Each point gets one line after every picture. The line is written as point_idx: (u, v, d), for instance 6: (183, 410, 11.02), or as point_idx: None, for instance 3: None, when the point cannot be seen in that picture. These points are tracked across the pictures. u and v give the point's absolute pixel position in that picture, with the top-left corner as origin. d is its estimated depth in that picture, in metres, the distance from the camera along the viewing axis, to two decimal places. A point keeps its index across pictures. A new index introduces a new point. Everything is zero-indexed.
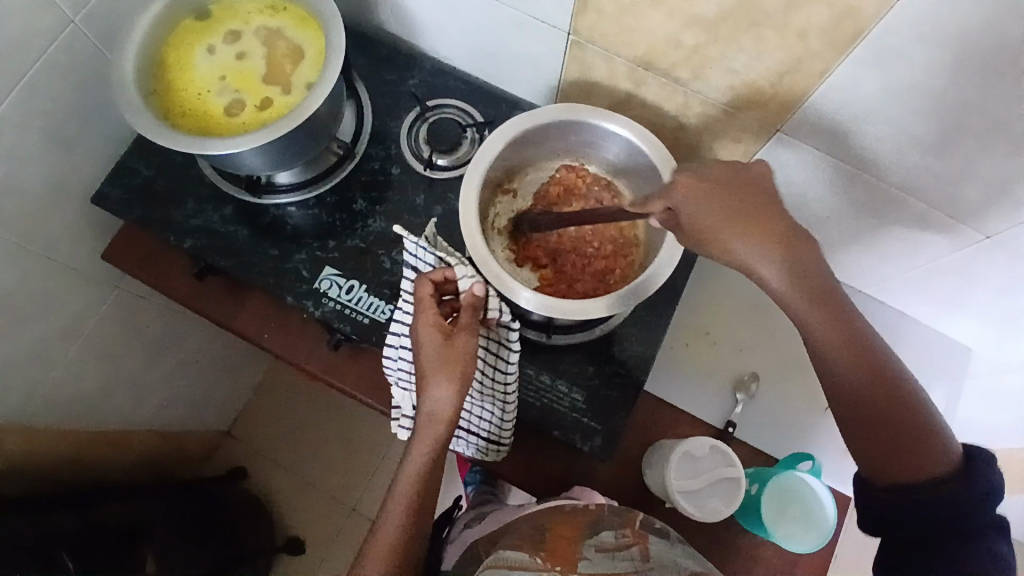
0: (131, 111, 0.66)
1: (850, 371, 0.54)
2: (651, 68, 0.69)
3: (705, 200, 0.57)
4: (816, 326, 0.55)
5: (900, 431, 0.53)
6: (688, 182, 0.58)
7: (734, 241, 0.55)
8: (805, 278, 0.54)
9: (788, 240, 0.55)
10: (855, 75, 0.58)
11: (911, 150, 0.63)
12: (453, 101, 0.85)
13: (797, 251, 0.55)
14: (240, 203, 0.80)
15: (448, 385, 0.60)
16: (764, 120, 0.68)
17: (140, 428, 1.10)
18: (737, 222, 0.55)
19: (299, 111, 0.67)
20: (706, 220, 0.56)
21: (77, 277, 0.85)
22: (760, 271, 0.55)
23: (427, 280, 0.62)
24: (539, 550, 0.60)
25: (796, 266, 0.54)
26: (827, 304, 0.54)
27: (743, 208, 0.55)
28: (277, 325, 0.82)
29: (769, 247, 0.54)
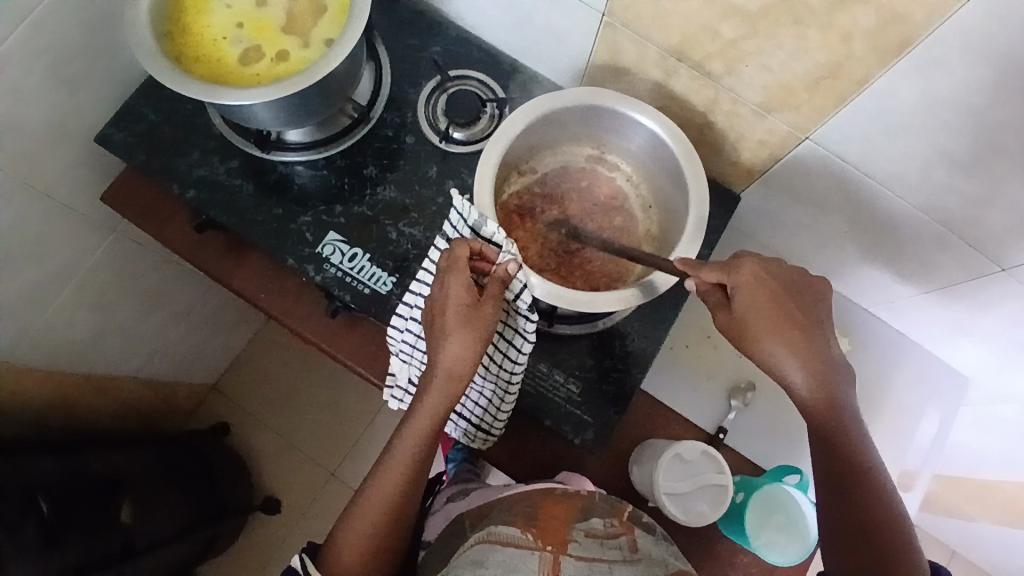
0: (143, 52, 0.63)
1: (844, 474, 0.60)
2: (683, 59, 0.67)
3: (763, 294, 0.58)
4: (829, 434, 0.60)
5: (877, 535, 0.59)
6: (754, 270, 0.59)
7: (770, 342, 0.58)
8: (823, 386, 0.59)
9: (818, 353, 0.59)
10: (895, 87, 0.56)
11: (941, 168, 0.61)
12: (476, 74, 0.82)
13: (818, 359, 0.59)
14: (247, 156, 0.78)
15: (471, 352, 0.59)
16: (794, 125, 0.66)
17: (126, 375, 1.08)
18: (782, 326, 0.58)
19: (317, 68, 0.65)
20: (755, 311, 0.58)
21: (74, 219, 0.83)
22: (788, 372, 0.59)
23: (466, 245, 0.60)
24: (531, 527, 0.60)
25: (820, 377, 0.58)
26: (841, 424, 0.59)
27: (786, 311, 0.58)
28: (275, 286, 0.80)
29: (796, 352, 0.58)
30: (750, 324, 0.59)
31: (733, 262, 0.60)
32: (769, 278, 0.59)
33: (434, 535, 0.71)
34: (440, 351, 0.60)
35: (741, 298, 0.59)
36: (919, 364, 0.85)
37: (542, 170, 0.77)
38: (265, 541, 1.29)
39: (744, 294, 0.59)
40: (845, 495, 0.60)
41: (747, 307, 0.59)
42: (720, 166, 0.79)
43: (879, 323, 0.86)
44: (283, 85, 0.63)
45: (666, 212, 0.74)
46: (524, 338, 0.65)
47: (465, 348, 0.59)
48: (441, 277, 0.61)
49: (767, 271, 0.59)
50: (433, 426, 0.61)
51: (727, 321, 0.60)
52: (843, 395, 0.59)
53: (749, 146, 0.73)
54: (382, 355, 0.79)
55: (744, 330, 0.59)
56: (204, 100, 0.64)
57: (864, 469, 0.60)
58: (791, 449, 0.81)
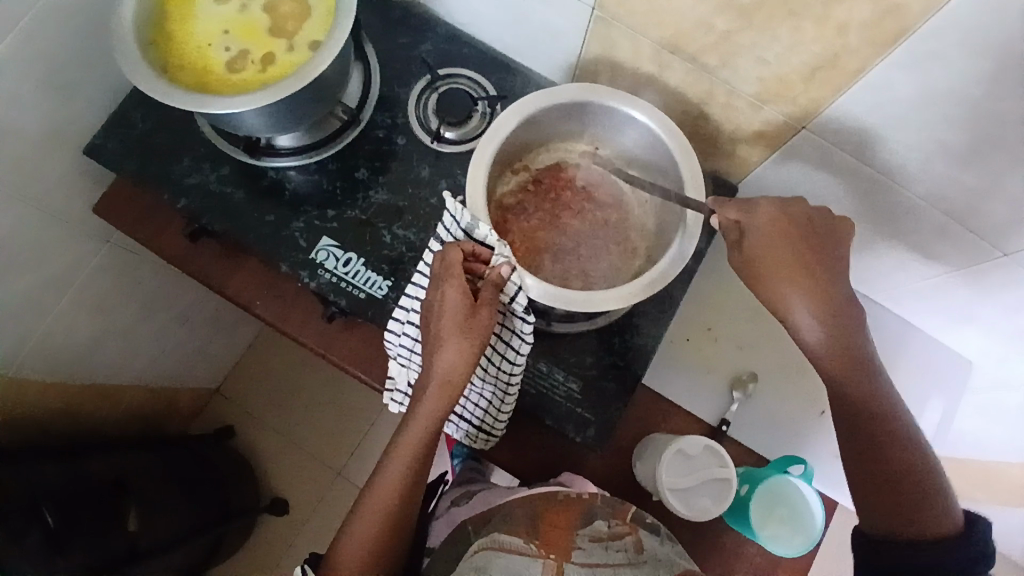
0: (132, 66, 0.62)
1: (863, 427, 0.60)
2: (677, 52, 0.66)
3: (778, 235, 0.60)
4: (847, 386, 0.60)
5: (904, 487, 0.59)
6: (770, 212, 0.61)
7: (784, 286, 0.59)
8: (839, 334, 0.59)
9: (834, 297, 0.59)
10: (892, 76, 0.55)
11: (938, 158, 0.60)
12: (467, 72, 0.81)
13: (836, 305, 0.59)
14: (239, 163, 0.77)
15: (466, 358, 0.59)
16: (790, 116, 0.65)
17: (129, 384, 1.09)
18: (795, 269, 0.59)
19: (310, 71, 0.65)
20: (768, 252, 0.60)
21: (68, 229, 0.83)
22: (799, 317, 0.60)
23: (459, 248, 0.60)
24: (533, 537, 0.61)
25: (830, 325, 0.59)
26: (860, 376, 0.59)
27: (803, 255, 0.59)
28: (271, 292, 0.80)
29: (809, 295, 0.59)
30: (763, 261, 0.60)
31: (750, 202, 0.62)
32: (787, 222, 0.60)
33: (438, 541, 0.71)
34: (437, 356, 0.59)
35: (754, 235, 0.61)
36: (922, 352, 0.85)
37: (541, 163, 0.76)
38: (274, 541, 1.30)
39: (759, 233, 0.60)
40: (866, 452, 0.60)
41: (761, 246, 0.60)
42: (716, 158, 0.78)
43: (879, 309, 0.86)
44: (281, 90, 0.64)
45: (661, 208, 0.73)
46: (522, 339, 0.65)
47: (464, 352, 0.59)
48: (437, 281, 0.61)
49: (783, 217, 0.60)
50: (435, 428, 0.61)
51: (741, 262, 0.62)
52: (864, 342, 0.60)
53: (746, 137, 0.72)
54: (380, 360, 0.79)
55: (754, 271, 0.60)
56: (200, 112, 0.63)
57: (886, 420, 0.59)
58: (793, 441, 0.81)
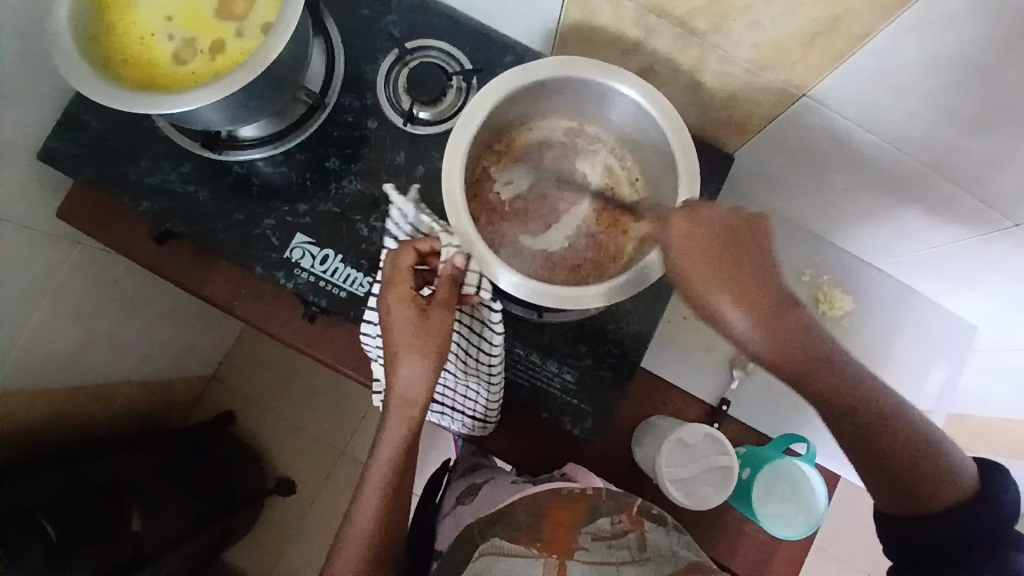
0: (73, 70, 0.56)
1: (842, 419, 0.51)
2: (663, 16, 0.60)
3: (695, 242, 0.53)
4: (810, 382, 0.51)
5: (907, 472, 0.51)
6: (682, 220, 0.54)
7: (712, 295, 0.52)
8: (779, 332, 0.50)
9: (765, 296, 0.51)
10: (900, 40, 0.50)
11: (948, 127, 0.56)
12: (437, 43, 0.75)
13: (767, 303, 0.51)
14: (201, 160, 0.72)
15: (427, 364, 0.59)
16: (789, 83, 0.60)
17: (121, 382, 1.07)
18: (722, 272, 0.52)
19: (269, 55, 0.59)
20: (686, 258, 0.53)
21: (34, 238, 0.79)
22: (732, 325, 0.51)
23: (410, 250, 0.58)
24: (534, 541, 0.59)
25: (767, 324, 0.50)
26: (815, 370, 0.50)
27: (727, 257, 0.52)
28: (250, 292, 0.76)
29: (737, 295, 0.51)
30: (685, 274, 0.53)
31: (664, 220, 0.56)
32: (699, 228, 0.53)
33: (446, 543, 0.70)
34: (397, 368, 0.60)
35: (672, 248, 0.54)
36: (926, 318, 0.82)
37: (514, 188, 0.71)
38: (284, 522, 1.31)
39: (673, 246, 0.54)
40: (851, 441, 0.52)
41: (676, 256, 0.54)
42: (710, 127, 0.73)
43: (882, 276, 0.82)
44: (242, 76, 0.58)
45: (655, 187, 0.68)
46: (493, 331, 0.63)
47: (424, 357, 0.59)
48: (385, 289, 0.59)
49: (695, 220, 0.54)
50: (409, 435, 0.62)
51: (668, 276, 0.54)
52: (806, 336, 0.51)
53: (741, 106, 0.67)
54: (369, 357, 0.76)
55: (680, 283, 0.53)
56: (155, 112, 0.58)
57: (866, 403, 0.51)
58: (794, 417, 0.79)
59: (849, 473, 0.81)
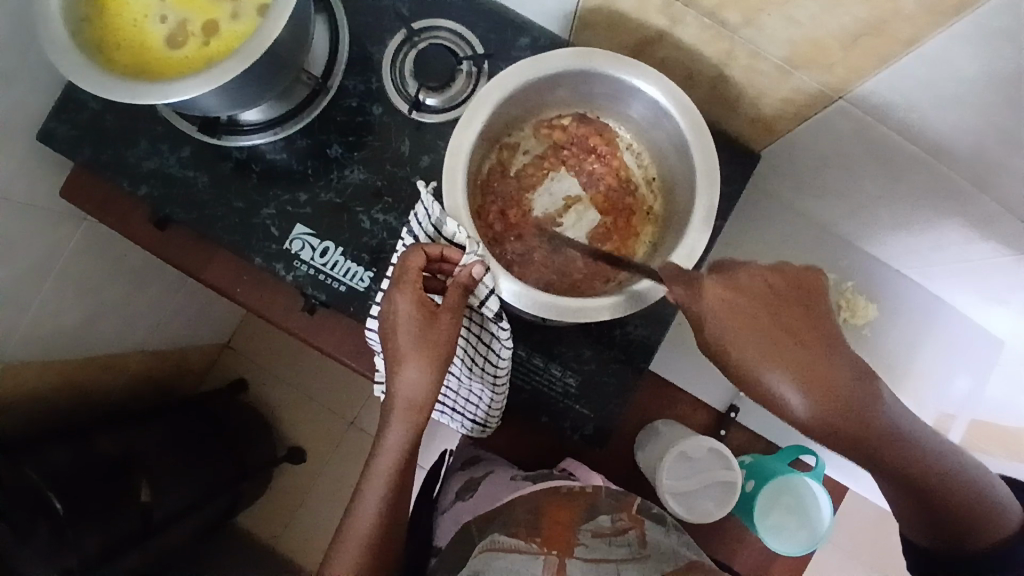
0: (60, 55, 0.54)
1: (908, 477, 0.51)
2: (690, 5, 0.55)
3: (732, 314, 0.51)
4: (873, 454, 0.50)
5: (949, 519, 0.52)
6: (717, 289, 0.52)
7: (762, 371, 0.50)
8: (834, 411, 0.49)
9: (819, 370, 0.49)
10: (954, 47, 0.44)
11: (999, 144, 0.50)
12: (447, 23, 0.70)
13: (819, 374, 0.49)
14: (200, 144, 0.70)
15: (432, 373, 0.56)
16: (825, 85, 0.55)
17: (133, 353, 1.08)
18: (765, 345, 0.50)
19: (266, 37, 0.56)
20: (733, 336, 0.51)
21: (37, 216, 0.78)
22: (787, 400, 0.50)
23: (421, 251, 0.55)
24: (534, 536, 0.58)
25: (824, 396, 0.49)
26: (876, 441, 0.49)
27: (766, 327, 0.50)
28: (251, 280, 0.75)
29: (787, 372, 0.49)
30: (729, 352, 0.51)
31: (695, 284, 0.53)
32: (738, 296, 0.52)
33: (444, 541, 0.70)
34: (399, 376, 0.56)
35: (710, 321, 0.52)
36: (953, 332, 0.77)
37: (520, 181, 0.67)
38: (293, 489, 1.34)
39: (711, 320, 0.52)
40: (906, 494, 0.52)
41: (720, 328, 0.51)
42: (736, 122, 0.68)
43: (909, 284, 0.78)
44: (239, 61, 0.55)
45: (671, 188, 0.64)
46: (500, 342, 0.62)
47: (432, 366, 0.55)
48: (391, 291, 0.56)
49: (731, 290, 0.52)
50: (411, 443, 0.58)
51: (710, 352, 0.53)
52: (863, 407, 0.49)
53: (771, 103, 0.62)
54: (368, 349, 0.75)
55: (723, 359, 0.52)
56: (146, 100, 0.55)
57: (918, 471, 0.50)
58: (803, 427, 0.77)
59: (859, 487, 0.79)
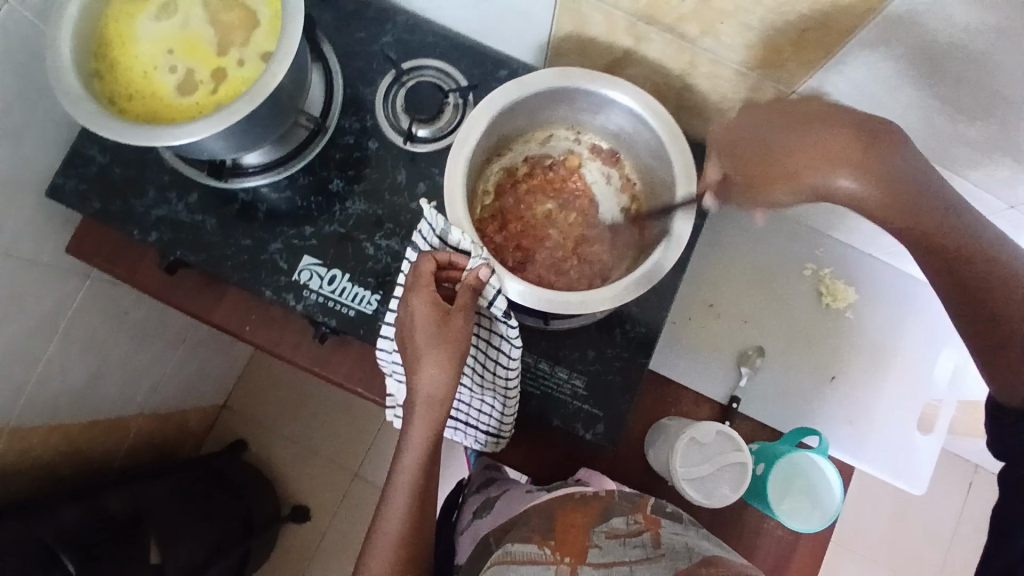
0: (78, 106, 0.57)
1: (977, 287, 0.50)
2: (653, 24, 0.61)
3: (762, 132, 0.54)
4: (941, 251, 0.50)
5: None
6: (731, 126, 0.57)
7: (810, 167, 0.51)
8: (887, 193, 0.49)
9: (866, 153, 0.50)
10: (889, 33, 0.50)
11: (942, 113, 0.56)
12: (432, 63, 0.76)
13: (871, 165, 0.50)
14: (206, 188, 0.73)
15: (450, 370, 0.58)
16: (780, 81, 0.61)
17: (134, 414, 1.07)
18: (813, 138, 0.51)
19: (270, 79, 0.60)
20: (765, 156, 0.53)
21: (43, 274, 0.80)
22: (840, 191, 0.50)
23: (430, 258, 0.59)
24: (547, 541, 0.59)
25: (881, 188, 0.50)
26: (936, 226, 0.49)
27: (816, 130, 0.51)
28: (259, 316, 0.77)
29: (844, 162, 0.50)
30: (768, 164, 0.53)
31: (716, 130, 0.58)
32: (761, 122, 0.55)
33: (464, 557, 0.71)
34: (417, 375, 0.58)
35: (740, 154, 0.55)
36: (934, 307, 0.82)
37: (502, 195, 0.73)
38: (300, 547, 1.30)
39: (743, 146, 0.55)
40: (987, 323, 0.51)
41: (753, 152, 0.54)
42: (705, 128, 0.74)
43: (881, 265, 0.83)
44: (247, 100, 0.59)
45: (653, 191, 0.69)
46: (511, 344, 0.62)
47: (450, 365, 0.58)
48: (406, 296, 0.59)
49: (762, 113, 0.55)
50: (433, 441, 0.60)
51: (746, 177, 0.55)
52: (921, 194, 0.49)
53: (735, 105, 0.68)
54: (378, 374, 0.77)
55: (759, 177, 0.54)
56: (160, 143, 0.59)
57: (971, 258, 0.49)
58: (805, 412, 0.80)
59: (868, 466, 0.80)
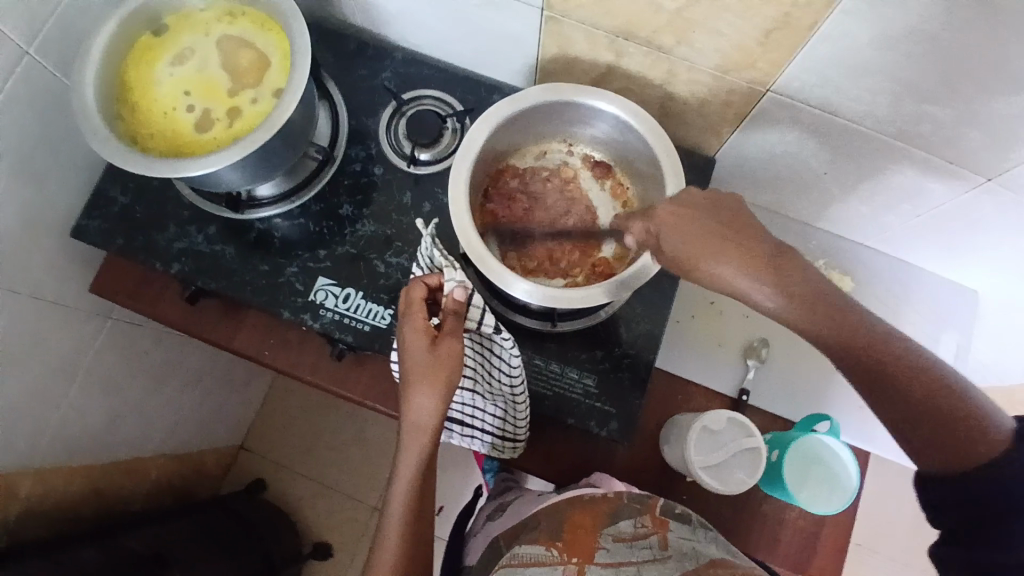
0: (105, 145, 0.62)
1: (882, 377, 0.51)
2: (632, 38, 0.67)
3: (679, 222, 0.57)
4: (844, 346, 0.52)
5: (946, 428, 0.49)
6: (668, 209, 0.58)
7: (714, 264, 0.54)
8: (793, 292, 0.53)
9: (759, 254, 0.54)
10: (847, 24, 0.55)
11: (906, 96, 0.60)
12: (430, 92, 0.82)
13: (776, 268, 0.53)
14: (224, 221, 0.78)
15: (442, 388, 0.60)
16: (754, 81, 0.66)
17: (153, 455, 1.09)
18: (716, 237, 0.55)
19: (282, 111, 0.65)
20: (685, 243, 0.56)
21: (69, 314, 0.83)
22: (750, 295, 0.54)
23: (421, 283, 0.62)
24: (554, 543, 0.59)
25: (779, 284, 0.53)
26: (834, 321, 0.52)
27: (724, 232, 0.55)
28: (277, 340, 0.80)
29: (744, 263, 0.53)
30: (684, 253, 0.56)
31: (649, 211, 0.60)
32: (688, 208, 0.57)
33: (473, 559, 0.70)
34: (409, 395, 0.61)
35: (664, 236, 0.58)
36: (926, 291, 0.85)
37: (506, 200, 0.76)
38: None
39: (666, 233, 0.57)
40: (904, 416, 0.51)
41: (671, 240, 0.57)
42: (689, 133, 0.79)
43: (872, 254, 0.87)
44: (264, 129, 0.64)
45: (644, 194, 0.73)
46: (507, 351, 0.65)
47: (445, 387, 0.60)
48: (400, 320, 0.62)
49: (679, 206, 0.58)
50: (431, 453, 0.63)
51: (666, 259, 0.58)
52: (825, 291, 0.53)
53: (715, 108, 0.73)
54: (394, 388, 0.79)
55: (682, 261, 0.56)
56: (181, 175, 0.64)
57: (870, 347, 0.51)
58: (815, 400, 0.81)
59: (881, 450, 0.82)
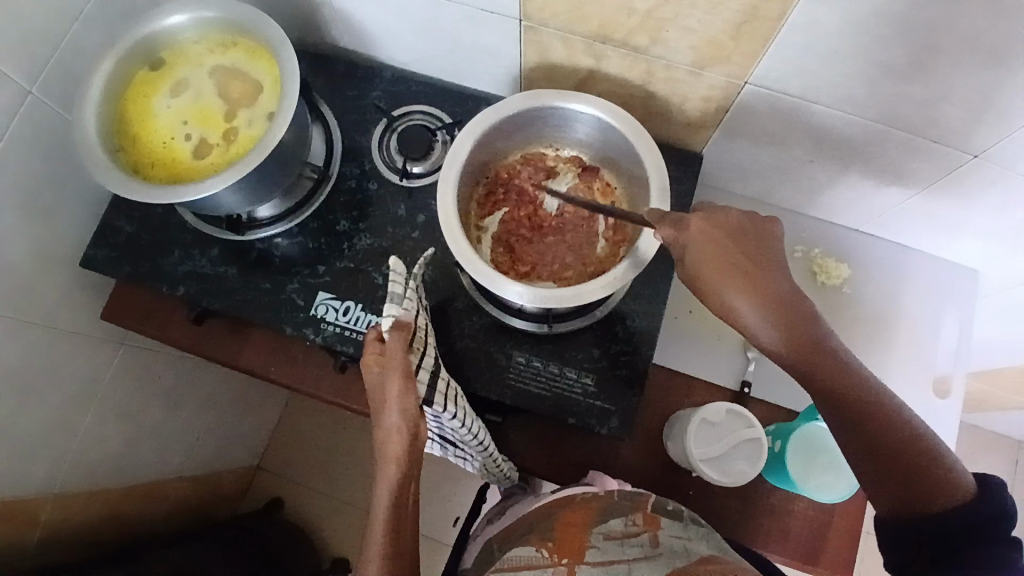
0: (107, 176, 0.65)
1: (863, 418, 0.57)
2: (608, 41, 0.68)
3: (711, 243, 0.60)
4: (826, 383, 0.58)
5: (915, 473, 0.56)
6: (701, 225, 0.61)
7: (728, 294, 0.60)
8: (794, 333, 0.58)
9: (770, 290, 0.59)
10: (813, 12, 0.56)
11: (881, 79, 0.61)
12: (419, 107, 0.84)
13: (784, 312, 0.59)
14: (226, 243, 0.80)
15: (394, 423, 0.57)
16: (731, 75, 0.67)
17: (172, 478, 1.12)
18: (731, 267, 0.60)
19: (273, 133, 0.67)
20: (706, 264, 0.60)
21: (83, 341, 0.86)
22: (753, 330, 0.59)
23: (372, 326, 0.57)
24: (544, 544, 0.58)
25: (782, 323, 0.58)
26: (825, 360, 0.58)
27: (743, 264, 0.60)
28: (282, 356, 0.82)
29: (756, 298, 0.59)
30: (702, 274, 0.60)
31: (682, 220, 0.61)
32: (718, 227, 0.61)
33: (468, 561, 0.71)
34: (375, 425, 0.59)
35: (692, 252, 0.60)
36: (926, 273, 0.85)
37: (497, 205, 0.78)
38: None
39: (693, 249, 0.60)
40: (876, 454, 0.57)
41: (698, 258, 0.60)
42: (674, 130, 0.80)
43: (867, 240, 0.86)
44: (256, 152, 0.67)
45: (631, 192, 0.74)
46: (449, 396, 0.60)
47: (399, 426, 0.57)
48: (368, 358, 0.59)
49: (713, 224, 0.61)
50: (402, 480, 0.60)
51: (685, 276, 0.61)
52: (817, 335, 0.58)
53: (696, 104, 0.74)
54: None
55: (698, 282, 0.60)
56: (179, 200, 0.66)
57: (847, 388, 0.57)
58: None
59: None
